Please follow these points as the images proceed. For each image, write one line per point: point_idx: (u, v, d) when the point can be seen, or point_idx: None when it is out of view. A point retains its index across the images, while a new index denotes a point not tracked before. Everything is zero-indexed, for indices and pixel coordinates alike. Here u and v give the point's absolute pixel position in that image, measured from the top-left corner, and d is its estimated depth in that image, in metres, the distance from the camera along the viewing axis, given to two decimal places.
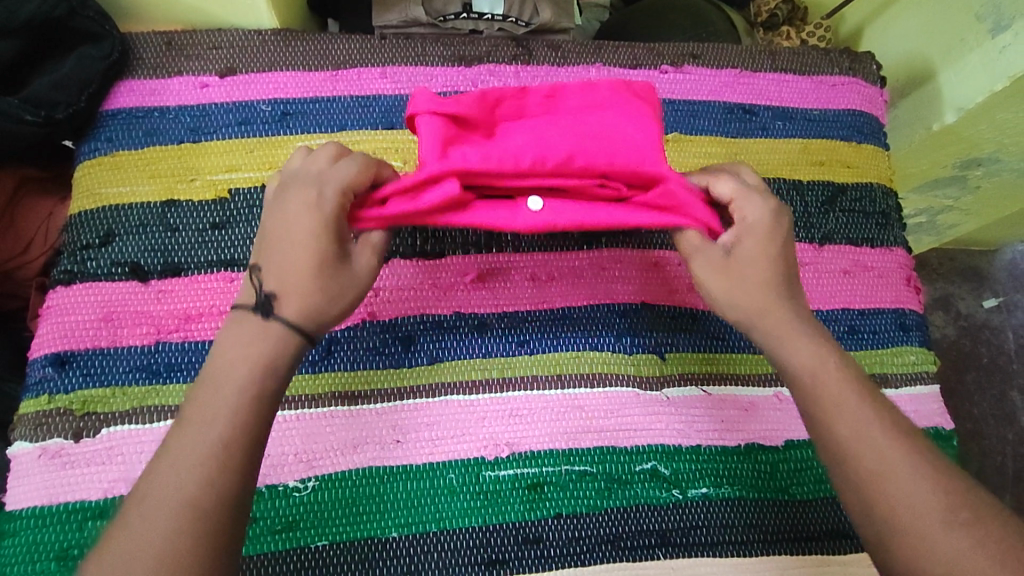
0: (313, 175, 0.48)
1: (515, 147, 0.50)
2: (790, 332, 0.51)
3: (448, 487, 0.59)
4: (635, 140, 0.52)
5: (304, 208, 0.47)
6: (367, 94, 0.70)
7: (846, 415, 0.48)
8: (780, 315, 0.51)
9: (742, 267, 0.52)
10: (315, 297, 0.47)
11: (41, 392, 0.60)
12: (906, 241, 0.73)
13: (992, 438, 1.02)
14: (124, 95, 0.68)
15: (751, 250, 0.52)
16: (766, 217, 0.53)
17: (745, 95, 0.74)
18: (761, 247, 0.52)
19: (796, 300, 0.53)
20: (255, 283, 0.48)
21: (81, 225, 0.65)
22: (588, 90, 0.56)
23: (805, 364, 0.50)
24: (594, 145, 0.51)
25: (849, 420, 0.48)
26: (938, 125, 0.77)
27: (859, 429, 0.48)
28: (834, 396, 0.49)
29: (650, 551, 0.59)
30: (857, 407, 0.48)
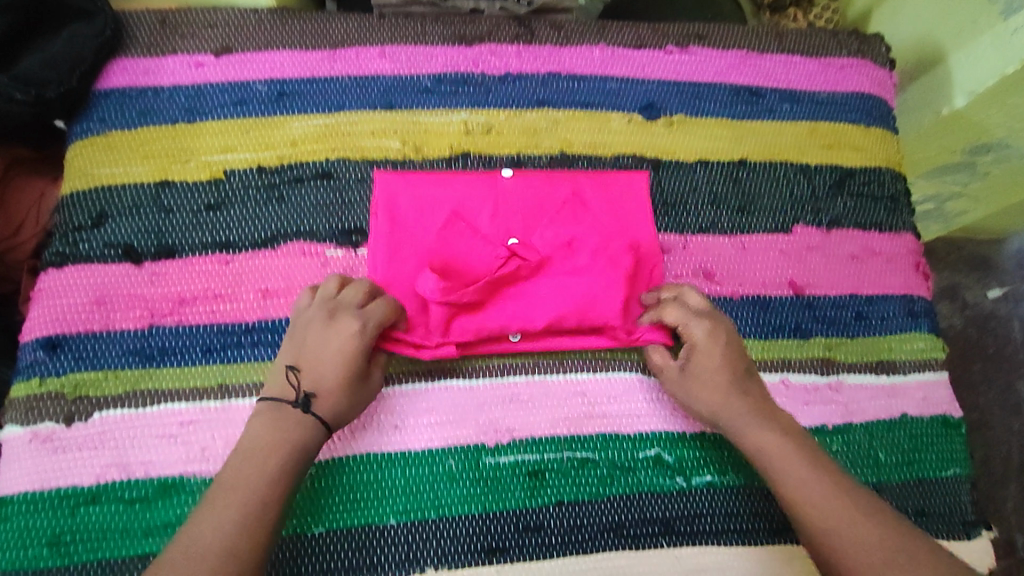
0: (351, 308, 0.55)
1: (504, 318, 0.60)
2: (754, 428, 0.56)
3: (448, 473, 0.58)
4: (600, 296, 0.61)
5: (344, 336, 0.54)
6: (367, 73, 0.68)
7: (790, 491, 0.53)
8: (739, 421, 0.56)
9: (695, 385, 0.58)
10: (338, 408, 0.54)
11: (32, 375, 0.58)
12: (915, 227, 0.71)
13: (998, 428, 0.98)
14: (117, 74, 0.67)
15: (699, 370, 0.58)
16: (710, 338, 0.58)
17: (752, 77, 0.72)
18: (710, 364, 0.58)
19: (754, 395, 0.57)
20: (291, 382, 0.54)
21: (73, 206, 0.63)
22: (555, 228, 0.63)
23: (766, 449, 0.55)
24: (567, 307, 0.61)
25: (795, 496, 0.52)
26: (949, 108, 0.77)
27: (807, 498, 0.52)
28: (784, 474, 0.53)
29: (652, 539, 0.58)
30: (806, 483, 0.52)
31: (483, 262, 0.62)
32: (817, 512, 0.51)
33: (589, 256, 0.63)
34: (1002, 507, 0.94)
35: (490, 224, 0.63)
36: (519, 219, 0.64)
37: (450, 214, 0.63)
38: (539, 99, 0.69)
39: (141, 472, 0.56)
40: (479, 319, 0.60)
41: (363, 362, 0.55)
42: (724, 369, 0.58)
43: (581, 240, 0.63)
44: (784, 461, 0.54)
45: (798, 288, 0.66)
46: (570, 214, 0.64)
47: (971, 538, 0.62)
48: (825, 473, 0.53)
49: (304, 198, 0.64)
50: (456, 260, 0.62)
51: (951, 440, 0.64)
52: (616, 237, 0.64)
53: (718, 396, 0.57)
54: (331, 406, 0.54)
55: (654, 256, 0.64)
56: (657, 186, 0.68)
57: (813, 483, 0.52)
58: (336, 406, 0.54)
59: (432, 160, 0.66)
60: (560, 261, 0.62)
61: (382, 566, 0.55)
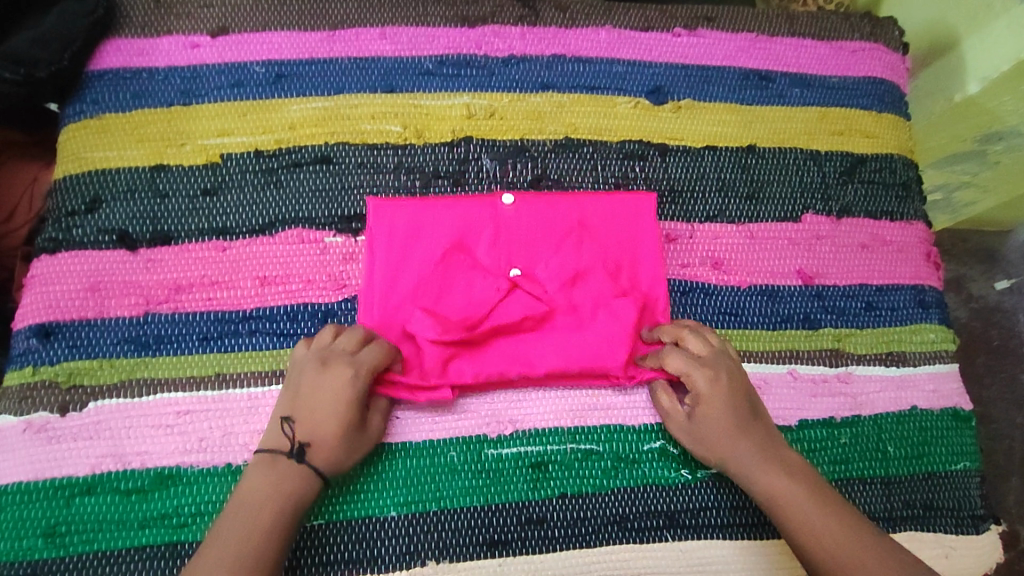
0: (343, 357, 0.54)
1: (504, 361, 0.57)
2: (761, 472, 0.54)
3: (449, 465, 0.57)
4: (608, 338, 0.58)
5: (338, 385, 0.53)
6: (367, 55, 0.66)
7: (796, 534, 0.52)
8: (747, 467, 0.54)
9: (700, 433, 0.56)
10: (338, 457, 0.53)
11: (26, 364, 0.57)
12: (927, 215, 0.70)
13: (1002, 422, 0.95)
14: (110, 55, 0.65)
15: (704, 416, 0.56)
16: (716, 384, 0.56)
17: (762, 60, 0.70)
18: (715, 410, 0.56)
19: (763, 438, 0.56)
20: (286, 432, 0.53)
21: (66, 191, 0.62)
22: (563, 257, 0.60)
23: (772, 494, 0.53)
24: (572, 349, 0.58)
25: (801, 538, 0.51)
26: (960, 95, 0.74)
27: (813, 538, 0.51)
28: (790, 517, 0.52)
29: (656, 533, 0.57)
30: (813, 526, 0.51)
31: (482, 297, 0.59)
32: (824, 550, 0.50)
33: (592, 289, 0.60)
34: (1003, 500, 0.92)
35: (489, 255, 0.60)
36: (519, 247, 0.60)
37: (446, 245, 0.59)
38: (544, 82, 0.67)
39: (137, 463, 0.55)
40: (477, 360, 0.58)
41: (357, 410, 0.54)
42: (730, 415, 0.56)
43: (584, 272, 0.60)
44: (789, 504, 0.52)
45: (807, 277, 0.65)
46: (573, 244, 0.60)
47: (980, 532, 0.61)
48: (830, 511, 0.52)
49: (302, 184, 0.63)
50: (452, 296, 0.59)
51: (961, 433, 0.63)
52: (620, 267, 0.61)
53: (725, 442, 0.55)
54: (331, 456, 0.52)
55: (660, 285, 0.61)
56: (664, 172, 0.66)
57: (820, 522, 0.51)
58: (336, 456, 0.53)
59: (433, 145, 0.65)
60: (563, 296, 0.59)
61: (382, 558, 0.54)
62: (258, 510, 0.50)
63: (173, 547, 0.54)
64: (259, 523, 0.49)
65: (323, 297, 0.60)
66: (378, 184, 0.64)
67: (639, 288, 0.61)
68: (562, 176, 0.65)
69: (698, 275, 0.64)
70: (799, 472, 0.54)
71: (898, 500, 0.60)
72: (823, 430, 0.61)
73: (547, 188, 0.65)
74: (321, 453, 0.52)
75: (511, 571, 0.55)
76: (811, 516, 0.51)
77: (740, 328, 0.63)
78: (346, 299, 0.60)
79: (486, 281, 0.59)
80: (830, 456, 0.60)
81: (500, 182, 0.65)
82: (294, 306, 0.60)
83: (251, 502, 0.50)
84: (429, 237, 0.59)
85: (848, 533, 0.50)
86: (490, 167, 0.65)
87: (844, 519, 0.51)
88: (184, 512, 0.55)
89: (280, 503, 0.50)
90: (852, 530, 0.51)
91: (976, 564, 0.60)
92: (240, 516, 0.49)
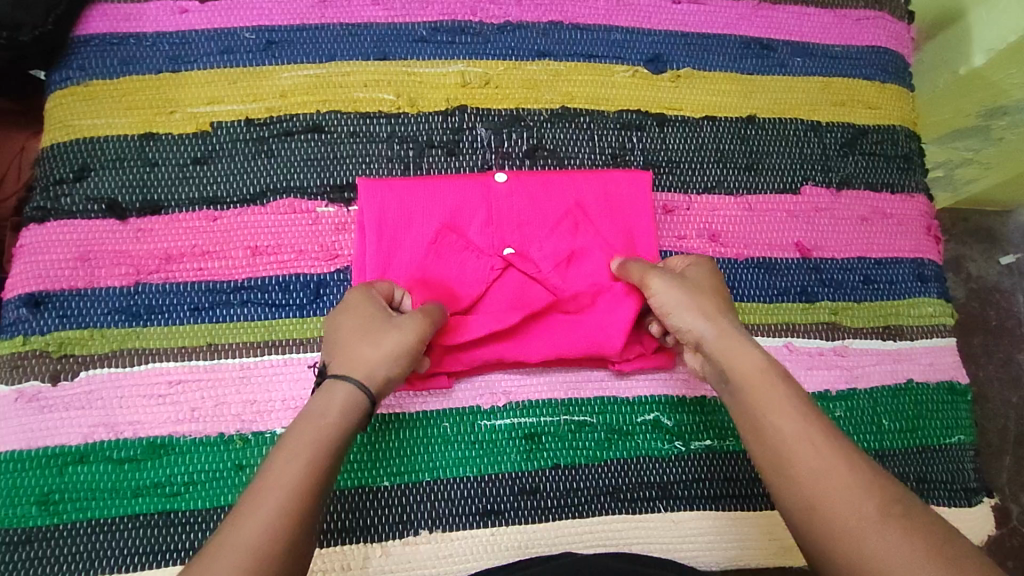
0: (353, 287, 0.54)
1: (497, 345, 0.57)
2: (723, 343, 0.49)
3: (443, 436, 0.57)
4: (603, 323, 0.57)
5: (349, 304, 0.52)
6: (358, 21, 0.65)
7: (749, 418, 0.46)
8: (715, 346, 0.49)
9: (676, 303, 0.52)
10: (367, 351, 0.49)
11: (16, 333, 0.57)
12: (928, 188, 0.69)
13: (996, 402, 0.95)
14: (96, 20, 0.63)
15: (683, 290, 0.52)
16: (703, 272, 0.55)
17: (763, 28, 0.69)
18: (697, 289, 0.53)
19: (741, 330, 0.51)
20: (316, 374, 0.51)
21: (54, 158, 0.61)
22: (558, 239, 0.59)
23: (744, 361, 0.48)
24: (566, 334, 0.57)
25: (753, 421, 0.46)
26: (965, 67, 0.72)
27: (772, 422, 0.45)
28: (751, 397, 0.47)
29: (650, 503, 0.57)
30: (771, 408, 0.45)
31: (475, 280, 0.58)
32: (776, 439, 0.44)
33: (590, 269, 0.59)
34: (996, 478, 0.92)
35: (481, 236, 0.59)
36: (511, 227, 0.59)
37: (437, 227, 0.58)
38: (540, 50, 0.66)
39: (130, 432, 0.55)
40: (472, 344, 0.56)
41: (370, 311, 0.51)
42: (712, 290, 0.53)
43: (578, 253, 0.59)
44: (752, 383, 0.47)
45: (805, 250, 0.64)
46: (568, 227, 0.60)
47: (973, 505, 0.61)
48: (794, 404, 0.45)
49: (294, 153, 0.62)
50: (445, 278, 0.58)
51: (957, 407, 0.63)
52: (618, 249, 0.60)
53: (697, 318, 0.51)
54: (367, 351, 0.48)
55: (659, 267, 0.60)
56: (662, 143, 0.65)
57: (783, 410, 0.45)
58: (373, 347, 0.48)
59: (427, 114, 0.64)
60: (558, 279, 0.58)
61: (376, 527, 0.54)
62: (315, 444, 0.44)
63: (166, 516, 0.54)
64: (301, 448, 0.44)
65: (316, 268, 0.60)
66: (372, 153, 0.63)
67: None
68: (558, 146, 0.64)
69: (695, 247, 0.63)
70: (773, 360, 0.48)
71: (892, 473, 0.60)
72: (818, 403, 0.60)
73: (542, 159, 0.64)
74: (356, 352, 0.48)
75: (504, 541, 0.55)
76: (777, 399, 0.45)
77: (738, 300, 0.62)
78: (339, 270, 0.60)
79: (480, 262, 0.58)
80: None
81: (495, 152, 0.64)
82: (286, 277, 0.59)
83: (304, 439, 0.44)
84: (421, 220, 0.59)
85: (808, 429, 0.44)
86: (484, 137, 0.64)
87: (813, 416, 0.45)
88: (177, 481, 0.55)
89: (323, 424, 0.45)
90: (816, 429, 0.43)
91: (968, 536, 0.60)
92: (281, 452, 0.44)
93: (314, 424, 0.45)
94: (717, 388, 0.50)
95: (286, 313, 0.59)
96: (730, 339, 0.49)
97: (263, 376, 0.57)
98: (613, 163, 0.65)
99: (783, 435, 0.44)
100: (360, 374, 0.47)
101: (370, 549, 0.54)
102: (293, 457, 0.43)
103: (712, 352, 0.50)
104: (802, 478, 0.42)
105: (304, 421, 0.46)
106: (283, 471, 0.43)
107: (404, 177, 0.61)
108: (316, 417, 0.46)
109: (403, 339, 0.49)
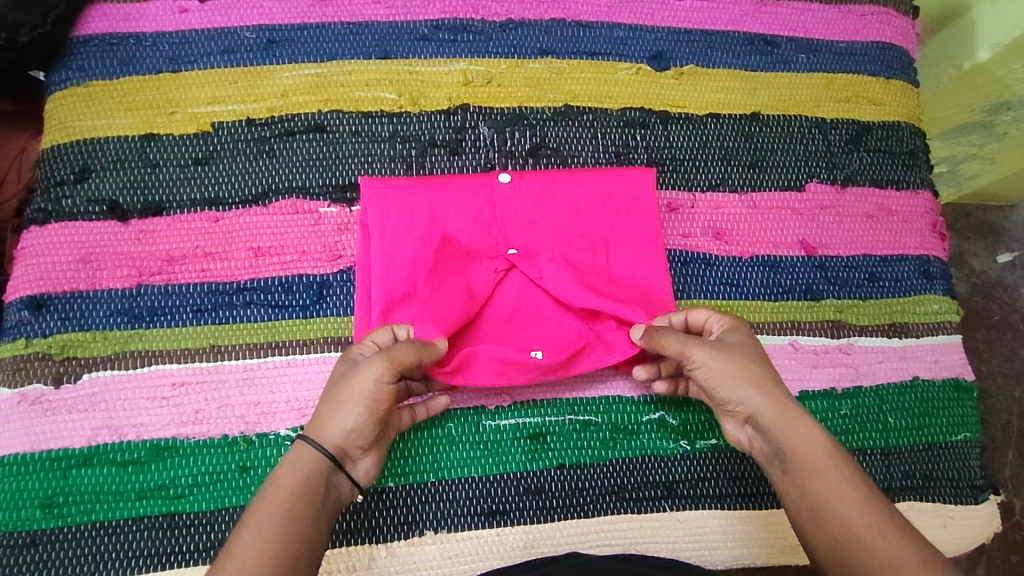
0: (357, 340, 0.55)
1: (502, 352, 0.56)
2: (785, 425, 0.48)
3: (447, 436, 0.56)
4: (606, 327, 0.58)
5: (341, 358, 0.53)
6: (360, 20, 0.64)
7: (809, 503, 0.46)
8: (770, 424, 0.49)
9: (727, 377, 0.50)
10: (325, 407, 0.49)
11: (18, 336, 0.56)
12: (933, 184, 0.69)
13: (999, 397, 0.95)
14: (96, 20, 0.63)
15: (732, 362, 0.50)
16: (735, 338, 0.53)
17: (767, 25, 0.68)
18: (743, 357, 0.51)
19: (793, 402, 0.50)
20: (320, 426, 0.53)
21: (54, 160, 0.60)
22: (560, 242, 0.59)
23: (806, 449, 0.47)
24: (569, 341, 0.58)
25: (814, 506, 0.46)
26: (970, 62, 0.71)
27: (837, 512, 0.45)
28: (811, 482, 0.47)
29: (655, 503, 0.57)
30: (835, 498, 0.46)
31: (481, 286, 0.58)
32: (841, 531, 0.45)
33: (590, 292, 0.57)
34: (1000, 473, 0.92)
35: (485, 237, 0.59)
36: (515, 228, 0.59)
37: (439, 231, 0.58)
38: (542, 48, 0.65)
39: (133, 434, 0.55)
40: (470, 368, 0.55)
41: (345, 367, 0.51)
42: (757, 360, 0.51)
43: (582, 259, 0.59)
44: (811, 467, 0.47)
45: (809, 248, 0.64)
46: (570, 229, 0.59)
47: (979, 502, 0.61)
48: (851, 490, 0.46)
49: (296, 153, 0.62)
50: (443, 292, 0.57)
51: (962, 404, 0.63)
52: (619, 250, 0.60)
53: (751, 391, 0.49)
54: (326, 406, 0.49)
55: (661, 274, 0.59)
56: (666, 141, 0.65)
57: (849, 500, 0.45)
58: (328, 401, 0.49)
59: (429, 113, 0.63)
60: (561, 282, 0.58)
61: (381, 528, 0.54)
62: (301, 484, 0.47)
63: (170, 518, 0.54)
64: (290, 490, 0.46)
65: (318, 269, 0.59)
66: (374, 153, 0.62)
67: (637, 278, 0.59)
68: (561, 144, 0.64)
69: (699, 246, 0.63)
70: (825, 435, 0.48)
71: (898, 470, 0.60)
72: (824, 401, 0.60)
73: (545, 158, 0.64)
74: (319, 409, 0.50)
75: (510, 541, 0.55)
76: (840, 489, 0.46)
77: (743, 298, 0.62)
78: (342, 270, 0.59)
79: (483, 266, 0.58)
80: (831, 427, 0.60)
81: (498, 150, 0.63)
82: (288, 277, 0.59)
83: (264, 508, 0.45)
84: (427, 220, 0.58)
85: (871, 518, 0.45)
86: (487, 136, 0.63)
87: (876, 505, 0.45)
88: (181, 483, 0.54)
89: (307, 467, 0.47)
90: (878, 517, 0.45)
91: (974, 533, 0.60)
92: (270, 490, 0.46)
93: (274, 490, 0.46)
94: (766, 463, 0.50)
95: (288, 315, 0.58)
96: (786, 416, 0.49)
97: (266, 377, 0.57)
98: (617, 162, 0.64)
99: (850, 527, 0.45)
100: (312, 432, 0.49)
101: (375, 550, 0.54)
102: (253, 528, 0.44)
103: (767, 429, 0.49)
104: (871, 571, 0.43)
105: (268, 488, 0.47)
106: (245, 544, 0.43)
107: (408, 177, 0.60)
108: (276, 484, 0.47)
109: (355, 387, 0.49)
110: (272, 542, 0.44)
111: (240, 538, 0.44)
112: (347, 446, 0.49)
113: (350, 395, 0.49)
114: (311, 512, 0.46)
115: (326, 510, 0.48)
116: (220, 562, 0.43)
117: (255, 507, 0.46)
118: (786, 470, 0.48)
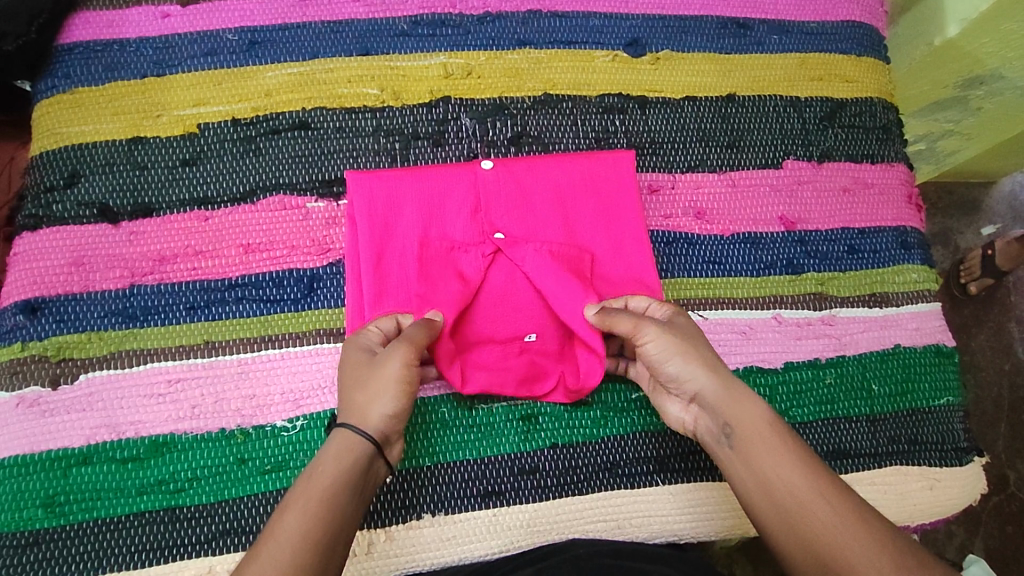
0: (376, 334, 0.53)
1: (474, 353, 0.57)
2: (728, 406, 0.50)
3: (441, 421, 0.57)
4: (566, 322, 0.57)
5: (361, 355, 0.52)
6: (340, 18, 0.65)
7: (755, 476, 0.48)
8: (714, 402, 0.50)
9: (672, 356, 0.51)
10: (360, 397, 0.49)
11: (12, 341, 0.57)
12: (907, 157, 0.70)
13: (989, 370, 0.97)
14: (79, 28, 0.64)
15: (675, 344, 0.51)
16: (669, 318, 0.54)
17: (739, 8, 0.70)
18: (689, 342, 0.52)
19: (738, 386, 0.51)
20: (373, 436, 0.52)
21: (45, 166, 0.61)
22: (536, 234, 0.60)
23: (751, 429, 0.49)
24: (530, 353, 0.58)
25: (760, 479, 0.47)
26: (940, 39, 0.72)
27: (784, 484, 0.46)
28: (755, 464, 0.48)
29: (648, 478, 0.58)
30: (779, 467, 0.47)
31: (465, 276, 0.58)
32: (787, 503, 0.46)
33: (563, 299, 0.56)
34: (994, 445, 0.94)
35: (471, 226, 0.59)
36: (501, 213, 0.60)
37: (426, 218, 0.59)
38: (520, 39, 0.67)
39: (132, 431, 0.56)
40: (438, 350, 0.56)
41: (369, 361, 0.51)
42: (696, 346, 0.52)
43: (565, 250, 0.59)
44: (755, 439, 0.48)
45: (789, 223, 0.65)
46: (556, 216, 0.60)
47: (964, 463, 0.62)
48: (791, 458, 0.47)
49: (282, 150, 0.63)
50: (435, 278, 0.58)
51: (945, 369, 0.64)
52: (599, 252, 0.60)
53: (695, 375, 0.51)
54: (362, 396, 0.49)
55: (645, 253, 0.60)
56: (645, 124, 0.66)
57: (795, 478, 0.46)
58: (361, 390, 0.49)
59: (411, 107, 0.64)
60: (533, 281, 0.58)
61: (380, 514, 0.55)
62: (345, 471, 0.46)
63: (171, 512, 0.55)
64: (330, 476, 0.46)
65: (308, 262, 0.60)
66: (359, 147, 0.63)
67: (621, 258, 0.60)
68: (542, 132, 0.65)
69: (681, 225, 0.64)
70: (766, 411, 0.49)
71: (884, 436, 0.61)
72: (809, 372, 0.61)
73: (527, 146, 0.65)
74: (350, 401, 0.49)
75: (507, 521, 0.56)
76: (787, 470, 0.46)
77: (726, 275, 0.63)
78: (330, 264, 0.60)
79: (471, 252, 0.59)
80: (816, 397, 0.61)
81: (479, 140, 0.64)
82: (280, 272, 0.60)
83: (308, 494, 0.45)
84: (417, 212, 0.59)
85: (812, 485, 0.46)
86: (470, 127, 0.65)
87: (828, 486, 0.46)
88: (181, 477, 0.55)
89: (351, 455, 0.47)
90: (816, 484, 0.46)
91: (961, 495, 0.61)
92: (310, 473, 0.46)
93: (315, 477, 0.46)
94: (713, 441, 0.51)
95: (280, 309, 0.59)
96: (728, 393, 0.50)
97: (259, 370, 0.58)
98: (597, 147, 0.66)
99: (800, 498, 0.45)
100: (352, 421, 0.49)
101: (374, 535, 0.54)
102: (296, 514, 0.44)
103: (712, 407, 0.50)
104: (821, 545, 0.44)
105: (310, 471, 0.46)
106: (287, 529, 0.43)
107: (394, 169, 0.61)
108: (317, 473, 0.46)
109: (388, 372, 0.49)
110: (316, 529, 0.43)
111: (280, 521, 0.44)
112: (388, 431, 0.50)
113: (384, 378, 0.49)
114: (352, 498, 0.46)
115: (366, 496, 0.48)
116: (262, 544, 0.43)
117: (296, 490, 0.46)
118: (733, 448, 0.49)
